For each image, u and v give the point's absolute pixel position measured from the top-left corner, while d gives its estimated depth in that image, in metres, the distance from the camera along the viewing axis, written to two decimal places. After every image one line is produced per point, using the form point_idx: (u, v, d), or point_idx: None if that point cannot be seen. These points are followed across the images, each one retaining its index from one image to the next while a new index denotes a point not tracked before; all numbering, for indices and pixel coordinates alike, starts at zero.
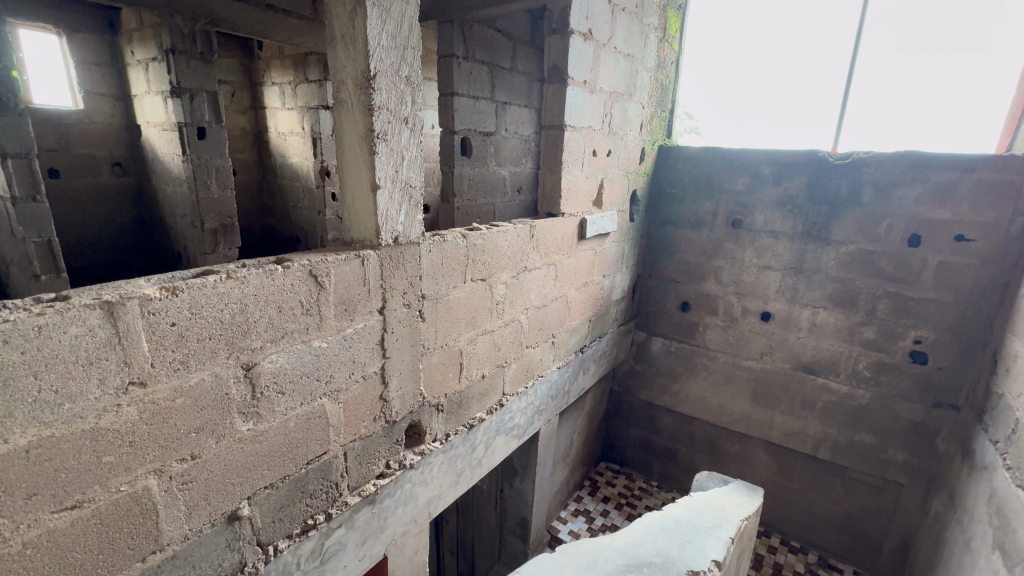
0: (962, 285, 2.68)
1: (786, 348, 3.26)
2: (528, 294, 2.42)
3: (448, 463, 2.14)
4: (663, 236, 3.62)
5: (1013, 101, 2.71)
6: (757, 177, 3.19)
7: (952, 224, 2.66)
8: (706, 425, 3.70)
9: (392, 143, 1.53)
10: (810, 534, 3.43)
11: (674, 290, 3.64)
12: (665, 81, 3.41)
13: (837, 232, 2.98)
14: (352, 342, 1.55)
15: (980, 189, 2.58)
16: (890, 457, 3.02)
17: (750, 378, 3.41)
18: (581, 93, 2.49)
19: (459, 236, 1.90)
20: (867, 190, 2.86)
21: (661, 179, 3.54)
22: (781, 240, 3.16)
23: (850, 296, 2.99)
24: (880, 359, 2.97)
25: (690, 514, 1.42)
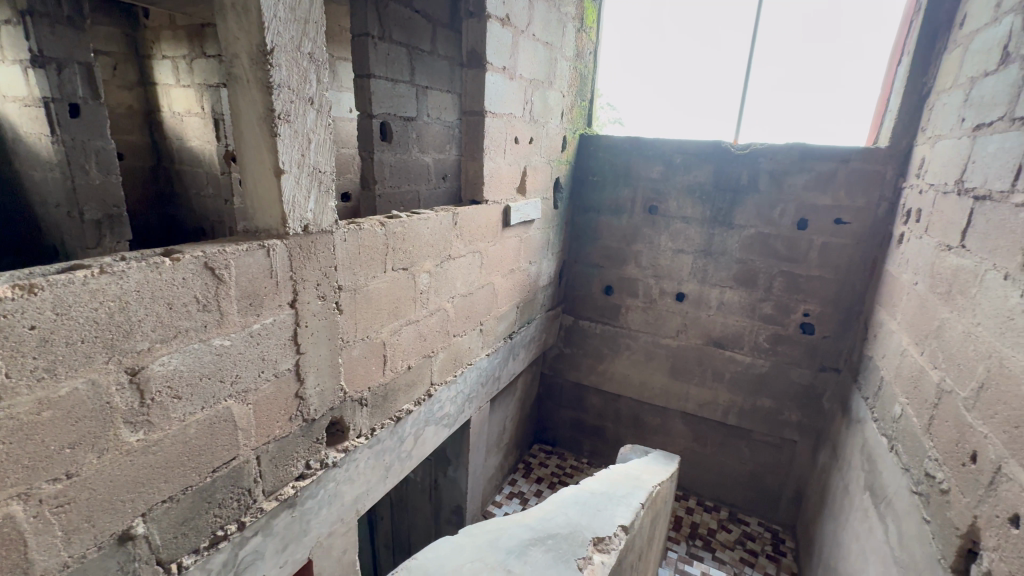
0: (841, 262, 3.03)
1: (698, 325, 3.51)
2: (453, 282, 2.40)
3: (376, 458, 2.09)
4: (586, 223, 3.75)
5: (879, 99, 3.08)
6: (670, 165, 3.38)
7: (833, 208, 2.99)
8: (630, 401, 3.92)
9: (297, 124, 1.43)
10: (722, 493, 3.77)
11: (597, 274, 3.80)
12: (584, 71, 3.49)
13: (740, 217, 3.24)
14: (260, 339, 1.45)
15: (854, 177, 2.91)
16: (786, 419, 3.37)
17: (668, 355, 3.65)
18: (500, 79, 2.48)
19: (376, 224, 1.83)
20: (763, 178, 3.13)
21: (583, 166, 3.65)
22: (692, 224, 3.39)
23: (751, 276, 3.28)
24: (777, 332, 3.29)
25: (604, 485, 1.49)
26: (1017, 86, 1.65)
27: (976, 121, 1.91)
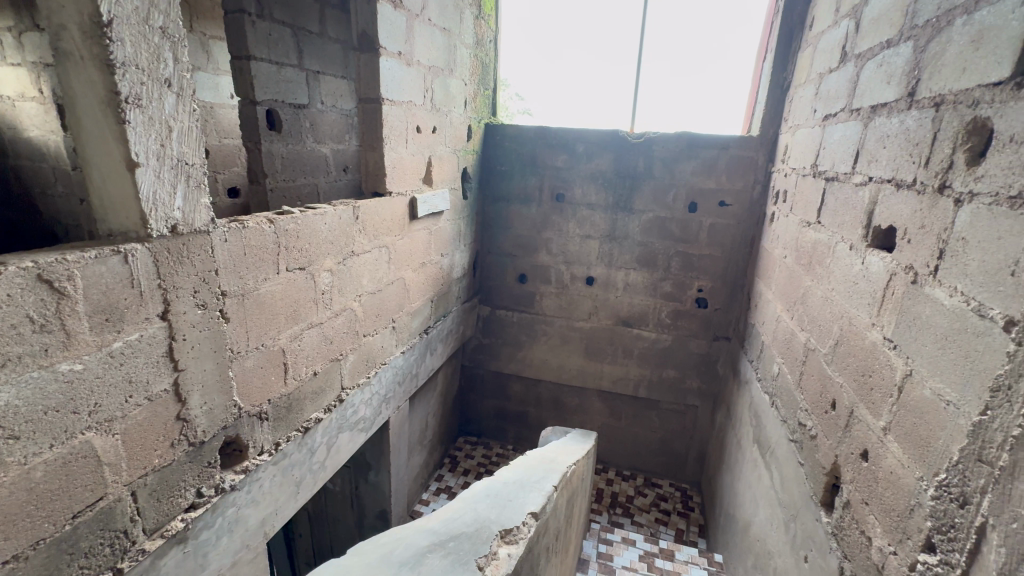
0: (726, 241, 3.34)
1: (608, 306, 3.69)
2: (359, 280, 2.28)
3: (283, 474, 1.93)
4: (496, 212, 3.77)
5: (750, 91, 3.42)
6: (574, 154, 3.49)
7: (717, 192, 3.28)
8: (550, 385, 4.04)
9: (151, 109, 1.24)
10: (637, 462, 4.03)
11: (511, 263, 3.85)
12: (485, 59, 3.46)
13: (639, 202, 3.44)
14: (124, 359, 1.26)
15: (733, 163, 3.21)
16: (688, 386, 3.68)
17: (582, 337, 3.80)
18: (396, 65, 2.37)
19: (264, 221, 1.67)
20: (657, 165, 3.34)
21: (490, 155, 3.65)
22: (597, 211, 3.54)
23: (651, 257, 3.51)
24: (676, 308, 3.56)
25: (518, 473, 1.50)
26: (853, 82, 1.90)
27: (824, 111, 2.18)
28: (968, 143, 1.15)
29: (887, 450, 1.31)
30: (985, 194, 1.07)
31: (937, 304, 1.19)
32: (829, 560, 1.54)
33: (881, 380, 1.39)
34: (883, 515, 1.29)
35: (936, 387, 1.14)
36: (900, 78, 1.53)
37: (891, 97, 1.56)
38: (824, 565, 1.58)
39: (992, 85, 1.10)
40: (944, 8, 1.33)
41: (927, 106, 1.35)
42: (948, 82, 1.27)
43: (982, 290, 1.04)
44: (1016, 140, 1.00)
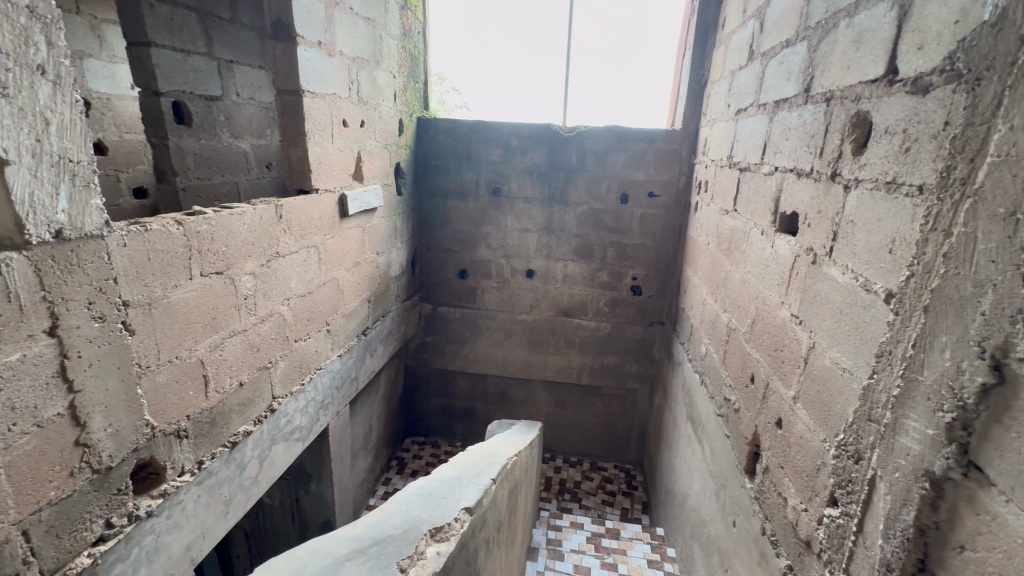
0: (656, 230, 3.49)
1: (548, 298, 3.76)
2: (286, 283, 2.16)
3: (208, 494, 1.80)
4: (433, 208, 3.71)
5: (673, 86, 3.58)
6: (508, 148, 3.50)
7: (646, 183, 3.42)
8: (495, 378, 4.06)
9: (21, 99, 1.10)
10: (583, 447, 4.15)
11: (451, 259, 3.81)
12: (414, 51, 3.38)
13: (573, 195, 3.51)
14: (3, 383, 1.11)
15: (660, 156, 3.35)
16: (628, 371, 3.82)
17: (525, 329, 3.84)
18: (316, 55, 2.25)
19: (171, 222, 1.54)
20: (589, 158, 3.43)
21: (424, 150, 3.59)
22: (533, 204, 3.58)
23: (587, 248, 3.60)
24: (613, 296, 3.68)
25: (457, 470, 1.49)
26: (759, 78, 2.04)
27: (737, 106, 2.32)
28: (853, 135, 1.27)
29: (797, 418, 1.43)
30: (867, 181, 1.18)
31: (833, 281, 1.31)
32: (753, 522, 1.67)
33: (791, 354, 1.51)
34: (795, 476, 1.41)
35: (835, 356, 1.26)
36: (797, 75, 1.66)
37: (791, 93, 1.69)
38: (749, 527, 1.71)
39: (871, 82, 1.22)
40: (831, 12, 1.46)
41: (820, 101, 1.48)
42: (836, 79, 1.39)
43: (868, 268, 1.15)
44: (889, 131, 1.12)
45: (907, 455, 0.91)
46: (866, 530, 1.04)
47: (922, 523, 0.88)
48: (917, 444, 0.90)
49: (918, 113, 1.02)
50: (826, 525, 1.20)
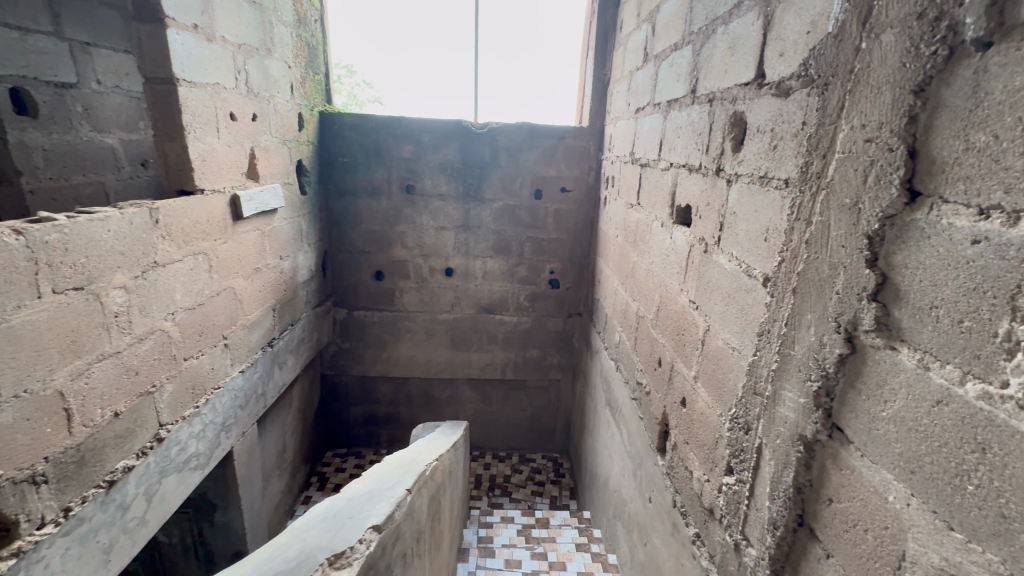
0: (570, 224, 3.60)
1: (469, 296, 3.73)
2: (170, 295, 1.93)
3: (81, 545, 1.56)
4: (343, 207, 3.53)
5: (579, 85, 3.70)
6: (419, 144, 3.41)
7: (558, 179, 3.50)
8: (419, 381, 3.97)
9: None
10: (511, 441, 4.19)
11: (365, 261, 3.65)
12: (311, 41, 3.16)
13: (488, 191, 3.51)
14: None
15: (569, 152, 3.45)
16: (550, 363, 3.92)
17: (447, 329, 3.79)
18: (193, 40, 2.02)
19: (8, 232, 1.30)
20: (502, 154, 3.44)
21: (329, 146, 3.39)
22: (448, 201, 3.53)
23: (505, 244, 3.62)
24: (532, 290, 3.74)
25: (370, 485, 1.42)
26: (653, 79, 2.17)
27: (635, 105, 2.45)
28: (732, 134, 1.38)
29: (697, 396, 1.55)
30: (745, 175, 1.30)
31: (721, 268, 1.42)
32: (666, 496, 1.78)
33: (690, 337, 1.63)
34: (698, 450, 1.52)
35: (726, 337, 1.37)
36: (685, 77, 1.78)
37: (681, 93, 1.81)
38: (663, 501, 1.82)
39: (744, 85, 1.33)
40: (709, 20, 1.58)
41: (704, 101, 1.59)
42: (716, 82, 1.51)
43: (749, 255, 1.26)
44: (760, 130, 1.23)
45: (786, 423, 1.01)
46: (756, 494, 1.14)
47: (799, 482, 0.98)
48: (794, 413, 1.00)
49: (782, 113, 1.13)
50: (725, 493, 1.31)
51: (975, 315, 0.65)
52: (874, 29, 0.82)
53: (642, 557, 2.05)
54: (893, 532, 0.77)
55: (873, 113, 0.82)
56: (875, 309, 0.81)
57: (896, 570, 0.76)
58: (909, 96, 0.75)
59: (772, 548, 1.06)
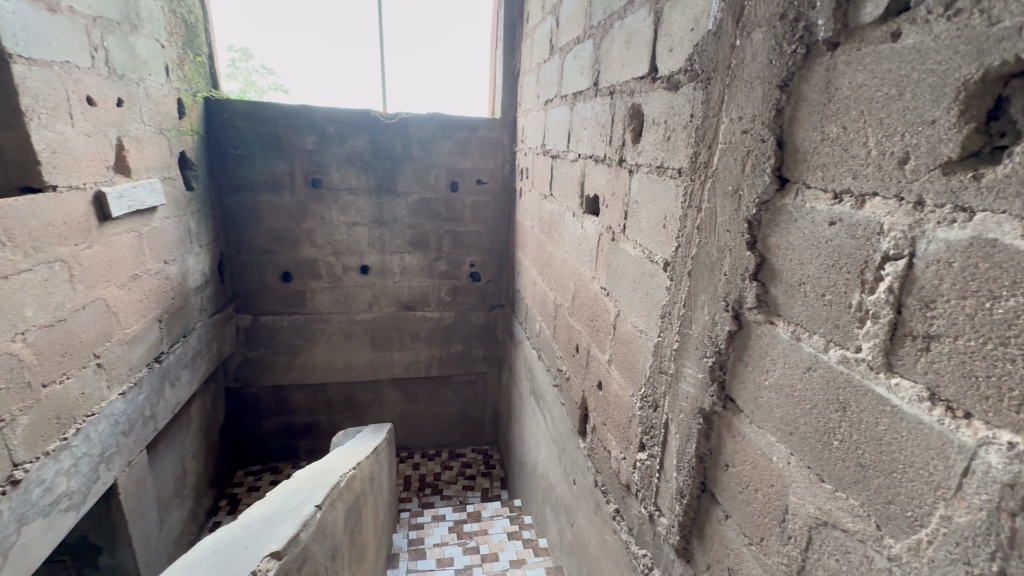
0: (487, 216, 3.58)
1: (387, 293, 3.59)
2: (18, 313, 1.64)
3: None
4: (239, 204, 3.22)
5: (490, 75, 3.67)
6: (323, 135, 3.20)
7: (473, 171, 3.47)
8: (338, 385, 3.77)
9: None
10: (440, 438, 4.14)
11: (270, 261, 3.37)
12: (189, 18, 2.83)
13: (402, 184, 3.39)
14: None
15: (483, 144, 3.43)
16: (475, 356, 3.90)
17: (365, 329, 3.63)
18: (30, 10, 1.70)
19: None
20: (414, 146, 3.34)
21: (219, 137, 3.07)
22: (359, 195, 3.35)
23: (422, 238, 3.52)
24: (453, 285, 3.69)
25: (275, 505, 1.33)
26: (559, 71, 2.20)
27: (544, 96, 2.48)
28: (631, 126, 1.44)
29: (612, 379, 1.61)
30: (645, 166, 1.35)
31: (628, 255, 1.48)
32: (588, 476, 1.85)
33: (603, 322, 1.69)
34: (615, 430, 1.59)
35: (634, 321, 1.43)
36: (587, 70, 1.83)
37: (584, 86, 1.86)
38: (586, 482, 1.89)
39: (640, 78, 1.38)
40: (607, 15, 1.63)
41: (606, 94, 1.65)
42: (616, 75, 1.56)
43: (651, 242, 1.33)
44: (656, 122, 1.29)
45: (687, 398, 1.08)
46: (666, 466, 1.21)
47: (700, 452, 1.06)
48: (694, 387, 1.07)
49: (673, 106, 1.19)
50: (639, 468, 1.37)
51: (834, 289, 0.72)
52: (746, 27, 0.88)
53: (570, 538, 2.12)
54: (778, 489, 0.85)
55: (748, 107, 0.88)
56: (756, 287, 0.88)
57: (781, 522, 0.84)
58: (775, 91, 0.81)
59: (680, 516, 1.13)
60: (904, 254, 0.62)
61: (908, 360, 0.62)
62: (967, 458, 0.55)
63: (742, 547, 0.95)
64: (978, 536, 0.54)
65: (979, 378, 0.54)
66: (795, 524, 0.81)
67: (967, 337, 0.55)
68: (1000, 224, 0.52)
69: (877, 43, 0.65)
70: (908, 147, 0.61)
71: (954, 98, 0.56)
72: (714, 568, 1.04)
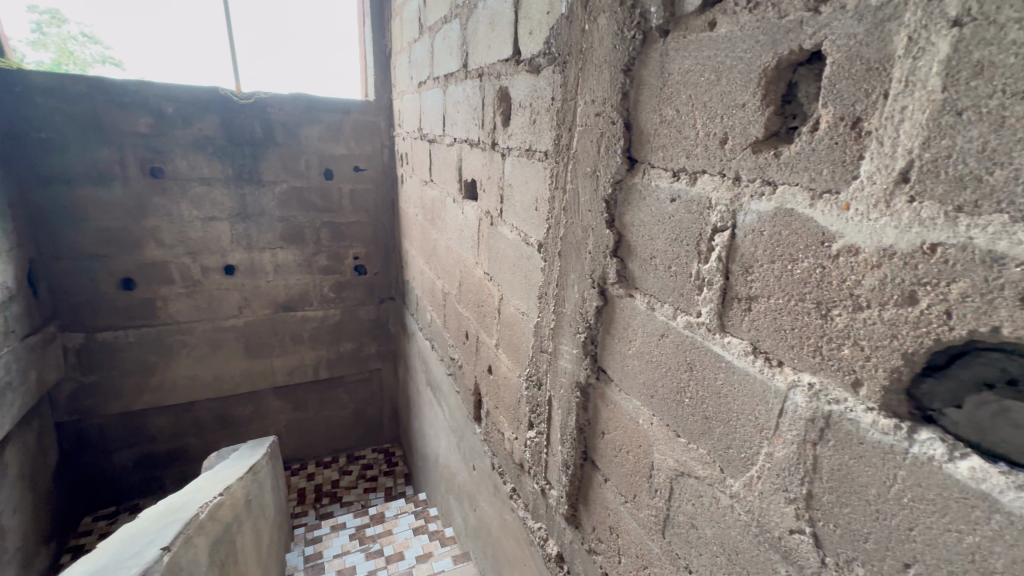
0: (369, 206, 3.38)
1: (259, 294, 3.24)
2: None
3: None
4: (52, 199, 2.64)
5: (361, 54, 3.44)
6: (160, 116, 2.74)
7: (349, 157, 3.24)
8: (209, 402, 3.34)
9: None
10: (336, 443, 3.89)
11: (103, 267, 2.83)
12: None
13: (266, 172, 3.05)
14: None
15: (358, 127, 3.21)
16: (367, 353, 3.71)
17: (236, 336, 3.25)
18: None
19: None
20: (277, 130, 3.01)
21: (12, 117, 2.48)
22: (214, 186, 2.95)
23: (296, 231, 3.22)
24: (336, 280, 3.44)
25: (107, 557, 1.15)
26: (430, 52, 2.13)
27: (417, 78, 2.39)
28: (500, 109, 1.44)
29: (500, 362, 1.62)
30: (515, 149, 1.36)
31: (506, 239, 1.49)
32: (485, 460, 1.86)
33: (488, 308, 1.69)
34: (506, 412, 1.61)
35: (516, 304, 1.45)
36: (456, 51, 1.78)
37: (455, 68, 1.82)
38: (484, 466, 1.90)
39: (505, 61, 1.38)
40: None
41: (475, 77, 1.62)
42: (482, 57, 1.54)
43: (525, 224, 1.34)
44: (522, 105, 1.29)
45: (566, 373, 1.12)
46: (552, 441, 1.25)
47: (580, 423, 1.11)
48: (570, 363, 1.11)
49: (536, 89, 1.20)
50: (529, 446, 1.41)
51: (677, 261, 0.79)
52: (593, 12, 0.91)
53: (474, 523, 2.13)
54: (644, 448, 0.91)
55: (598, 90, 0.92)
56: (616, 264, 0.93)
57: (649, 478, 0.91)
58: (621, 75, 0.85)
59: (567, 487, 1.18)
60: (728, 226, 0.68)
61: (735, 320, 0.69)
62: (782, 401, 0.63)
63: (619, 506, 1.02)
64: (791, 466, 0.62)
65: (786, 331, 0.62)
66: (659, 478, 0.88)
67: (776, 296, 0.62)
68: (795, 195, 0.59)
69: (698, 32, 0.70)
70: (726, 128, 0.67)
71: (758, 83, 0.62)
72: (598, 529, 1.10)
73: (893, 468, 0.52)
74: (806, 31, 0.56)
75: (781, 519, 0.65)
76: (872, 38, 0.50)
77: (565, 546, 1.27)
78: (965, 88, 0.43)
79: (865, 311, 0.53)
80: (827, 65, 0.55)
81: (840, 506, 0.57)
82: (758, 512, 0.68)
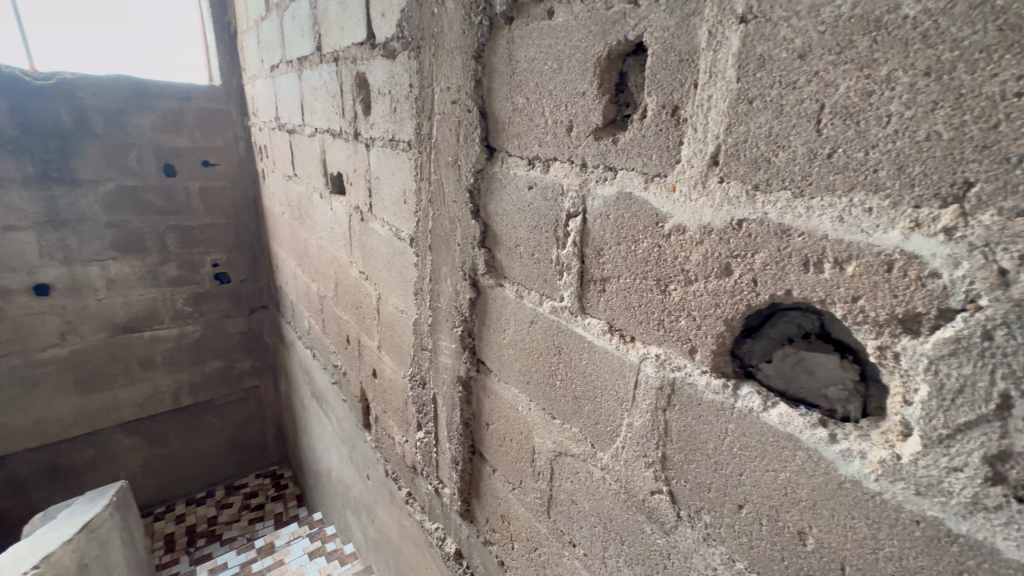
0: (226, 205, 2.99)
1: (88, 316, 2.70)
2: None
3: None
4: None
5: (201, 32, 3.00)
6: None
7: (195, 150, 2.82)
8: (29, 452, 2.73)
9: None
10: (210, 476, 3.44)
11: None
12: None
13: (83, 170, 2.53)
14: None
15: (202, 116, 2.80)
16: (240, 370, 3.31)
17: (60, 368, 2.69)
18: None
19: None
20: (93, 119, 2.51)
21: None
22: (8, 187, 2.38)
23: (133, 239, 2.74)
24: (192, 291, 3.00)
25: None
26: (280, 32, 1.92)
27: (269, 61, 2.15)
28: (360, 96, 1.34)
29: (384, 364, 1.54)
30: (379, 139, 1.28)
31: (378, 235, 1.40)
32: (379, 468, 1.77)
33: (367, 309, 1.60)
34: (395, 415, 1.54)
35: (394, 302, 1.38)
36: (308, 31, 1.62)
37: (308, 51, 1.66)
38: (378, 474, 1.81)
39: (360, 44, 1.28)
40: None
41: (331, 61, 1.49)
42: (336, 40, 1.43)
43: (396, 218, 1.28)
44: (381, 92, 1.22)
45: (447, 369, 1.10)
46: (441, 440, 1.22)
47: (465, 418, 1.09)
48: (450, 358, 1.08)
49: (394, 76, 1.14)
50: (420, 448, 1.36)
51: (539, 248, 0.80)
52: None
53: (374, 534, 2.02)
54: (525, 433, 0.93)
55: (453, 77, 0.89)
56: (484, 254, 0.92)
57: (532, 462, 0.93)
58: (472, 62, 0.83)
59: (459, 483, 1.16)
60: (579, 212, 0.71)
61: (592, 301, 0.72)
62: (635, 373, 0.67)
63: (509, 494, 1.03)
64: (647, 433, 0.67)
65: (635, 308, 0.66)
66: (541, 461, 0.90)
67: (625, 276, 0.66)
68: (632, 179, 0.62)
69: (539, 20, 0.71)
70: (570, 116, 0.69)
71: (594, 72, 0.64)
72: (492, 520, 1.10)
73: (725, 422, 0.58)
74: (629, 23, 0.59)
75: (643, 482, 0.70)
76: (681, 31, 0.54)
77: (463, 542, 1.26)
78: (753, 79, 0.48)
79: (694, 283, 0.57)
80: (650, 55, 0.58)
81: (688, 462, 0.63)
82: (624, 479, 0.73)
